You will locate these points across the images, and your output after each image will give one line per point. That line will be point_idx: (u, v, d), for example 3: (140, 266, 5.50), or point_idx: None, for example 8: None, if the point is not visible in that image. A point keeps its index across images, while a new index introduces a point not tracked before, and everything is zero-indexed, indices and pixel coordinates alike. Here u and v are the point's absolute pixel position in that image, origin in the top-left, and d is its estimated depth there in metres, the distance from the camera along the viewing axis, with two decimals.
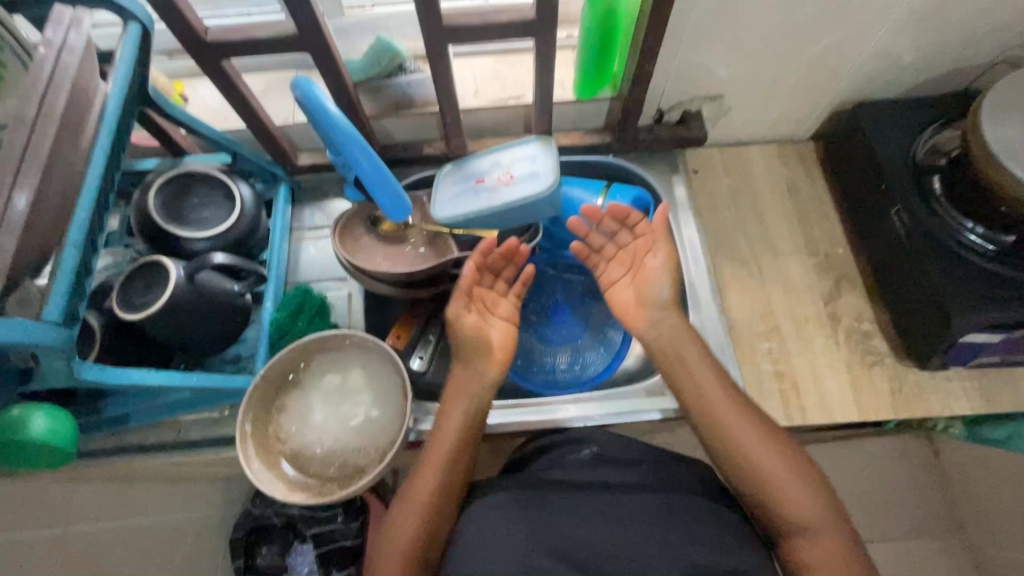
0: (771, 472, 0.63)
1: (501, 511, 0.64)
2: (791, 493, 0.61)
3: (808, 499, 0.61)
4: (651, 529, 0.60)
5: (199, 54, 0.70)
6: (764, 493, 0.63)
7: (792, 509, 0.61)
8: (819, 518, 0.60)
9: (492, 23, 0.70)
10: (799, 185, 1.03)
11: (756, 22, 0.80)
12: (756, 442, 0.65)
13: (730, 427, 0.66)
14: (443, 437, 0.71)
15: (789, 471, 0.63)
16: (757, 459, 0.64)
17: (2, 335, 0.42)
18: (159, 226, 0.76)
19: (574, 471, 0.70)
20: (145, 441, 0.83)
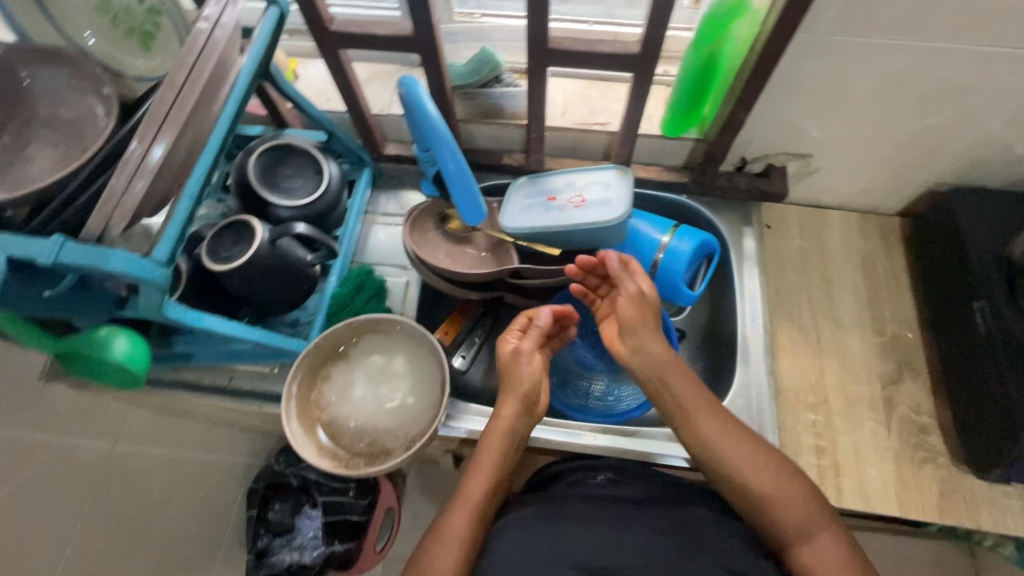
0: (761, 483, 0.66)
1: (527, 523, 0.67)
2: (783, 502, 0.64)
3: (804, 504, 0.64)
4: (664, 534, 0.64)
5: (322, 40, 0.76)
6: (762, 507, 0.65)
7: (785, 518, 0.64)
8: (813, 527, 0.63)
9: (596, 52, 0.72)
10: (874, 259, 0.99)
11: (861, 89, 0.78)
12: (747, 455, 0.68)
13: (718, 443, 0.69)
14: (480, 473, 0.71)
15: (782, 479, 0.66)
16: (738, 466, 0.67)
17: (116, 267, 0.47)
18: (253, 189, 0.82)
19: (589, 489, 0.74)
20: (199, 380, 0.90)
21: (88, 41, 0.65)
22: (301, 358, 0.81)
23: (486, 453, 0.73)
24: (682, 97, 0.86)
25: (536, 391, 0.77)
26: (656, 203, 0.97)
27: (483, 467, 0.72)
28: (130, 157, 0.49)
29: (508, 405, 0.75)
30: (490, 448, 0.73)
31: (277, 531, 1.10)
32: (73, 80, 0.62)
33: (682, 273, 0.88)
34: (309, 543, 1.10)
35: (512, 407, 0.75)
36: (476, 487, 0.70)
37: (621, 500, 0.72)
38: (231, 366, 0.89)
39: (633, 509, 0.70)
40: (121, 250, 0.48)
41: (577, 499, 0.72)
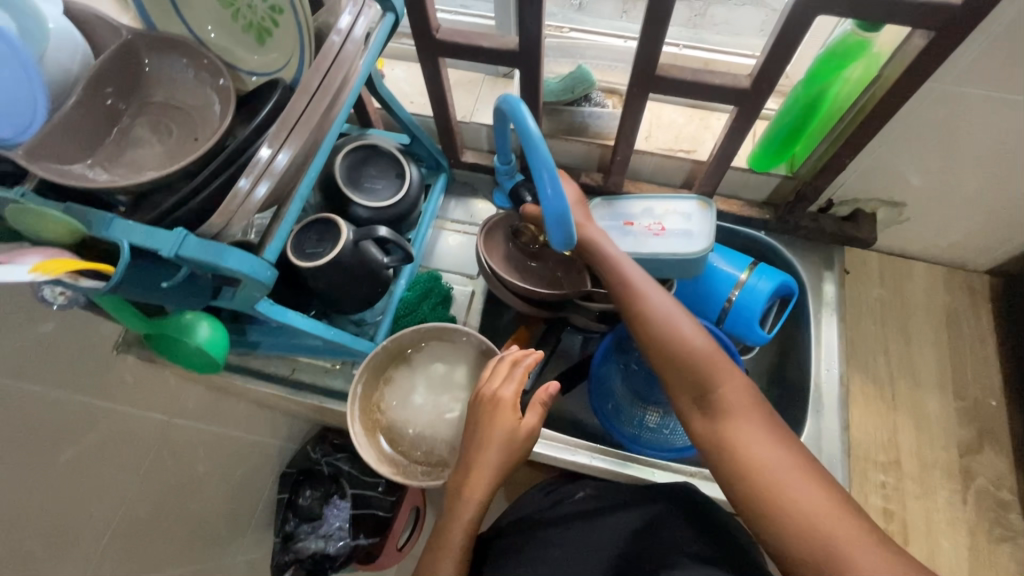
0: (666, 332, 0.64)
1: (509, 549, 0.69)
2: (696, 356, 0.62)
3: (709, 355, 0.62)
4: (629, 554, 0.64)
5: (426, 48, 0.76)
6: (682, 368, 0.62)
7: (703, 378, 0.61)
8: (721, 378, 0.61)
9: (704, 83, 0.70)
10: (960, 318, 0.94)
11: (978, 144, 0.74)
12: (659, 309, 0.66)
13: (638, 304, 0.67)
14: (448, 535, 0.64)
15: (694, 336, 0.63)
16: (652, 320, 0.66)
17: (234, 266, 0.49)
18: (338, 187, 0.83)
19: (565, 508, 0.74)
20: (263, 368, 0.91)
21: (210, 34, 0.67)
22: (368, 359, 0.81)
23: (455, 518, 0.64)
24: (779, 133, 0.84)
25: (512, 450, 0.65)
26: (733, 238, 0.94)
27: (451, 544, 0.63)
28: (257, 161, 0.49)
29: (478, 483, 0.64)
30: (462, 515, 0.64)
31: (304, 518, 1.15)
32: (193, 69, 0.63)
33: (757, 313, 0.85)
34: (335, 534, 1.14)
35: (491, 464, 0.64)
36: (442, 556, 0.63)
37: (592, 515, 0.72)
38: (295, 358, 0.90)
39: (605, 522, 0.69)
40: (238, 250, 0.49)
41: (552, 518, 0.73)
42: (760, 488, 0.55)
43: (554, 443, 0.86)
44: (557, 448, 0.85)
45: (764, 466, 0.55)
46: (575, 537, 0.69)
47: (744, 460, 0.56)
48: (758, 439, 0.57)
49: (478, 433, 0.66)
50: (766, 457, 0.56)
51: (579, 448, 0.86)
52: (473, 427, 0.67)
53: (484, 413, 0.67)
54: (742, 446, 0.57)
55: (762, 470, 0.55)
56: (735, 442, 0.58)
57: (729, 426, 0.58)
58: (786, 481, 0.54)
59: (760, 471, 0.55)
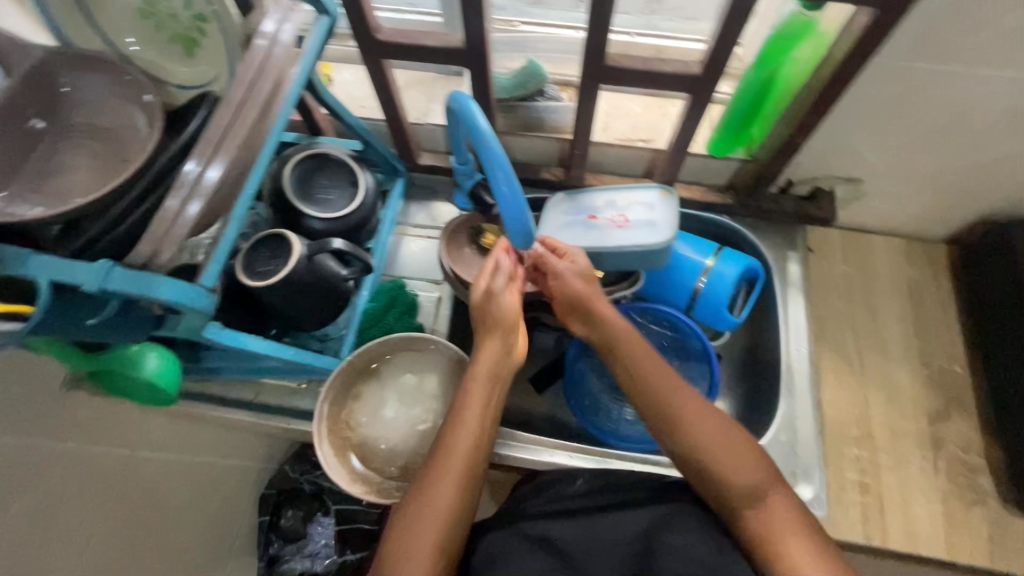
0: (706, 438, 0.64)
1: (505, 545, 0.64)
2: (725, 450, 0.63)
3: (750, 463, 0.62)
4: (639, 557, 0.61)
5: (368, 50, 0.73)
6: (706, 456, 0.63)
7: (737, 475, 0.62)
8: (770, 488, 0.61)
9: (654, 71, 0.69)
10: (922, 289, 0.96)
11: (926, 117, 0.75)
12: (698, 414, 0.66)
13: (663, 397, 0.67)
14: (423, 516, 0.59)
15: (724, 434, 0.64)
16: (692, 426, 0.65)
17: (168, 295, 0.45)
18: (288, 200, 0.79)
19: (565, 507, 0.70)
20: (225, 395, 0.87)
21: (131, 47, 0.62)
22: (332, 376, 0.79)
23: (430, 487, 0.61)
24: (734, 117, 0.83)
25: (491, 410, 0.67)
26: (698, 224, 0.94)
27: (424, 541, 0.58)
28: (183, 178, 0.47)
29: (453, 462, 0.62)
30: (442, 489, 0.61)
31: (288, 539, 1.11)
32: (115, 86, 0.59)
33: (724, 299, 0.85)
34: (320, 551, 1.11)
35: (476, 425, 0.65)
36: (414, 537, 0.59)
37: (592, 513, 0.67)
38: (258, 381, 0.86)
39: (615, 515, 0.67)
40: (171, 278, 0.46)
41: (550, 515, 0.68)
42: None
43: (532, 445, 0.84)
44: (536, 450, 0.84)
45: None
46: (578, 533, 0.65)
47: (778, 549, 0.57)
48: (794, 533, 0.58)
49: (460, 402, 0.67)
50: (802, 548, 0.57)
51: (557, 449, 0.84)
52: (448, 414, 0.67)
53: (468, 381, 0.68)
54: (788, 555, 0.57)
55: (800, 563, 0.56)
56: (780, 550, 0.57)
57: (776, 533, 0.59)
58: None
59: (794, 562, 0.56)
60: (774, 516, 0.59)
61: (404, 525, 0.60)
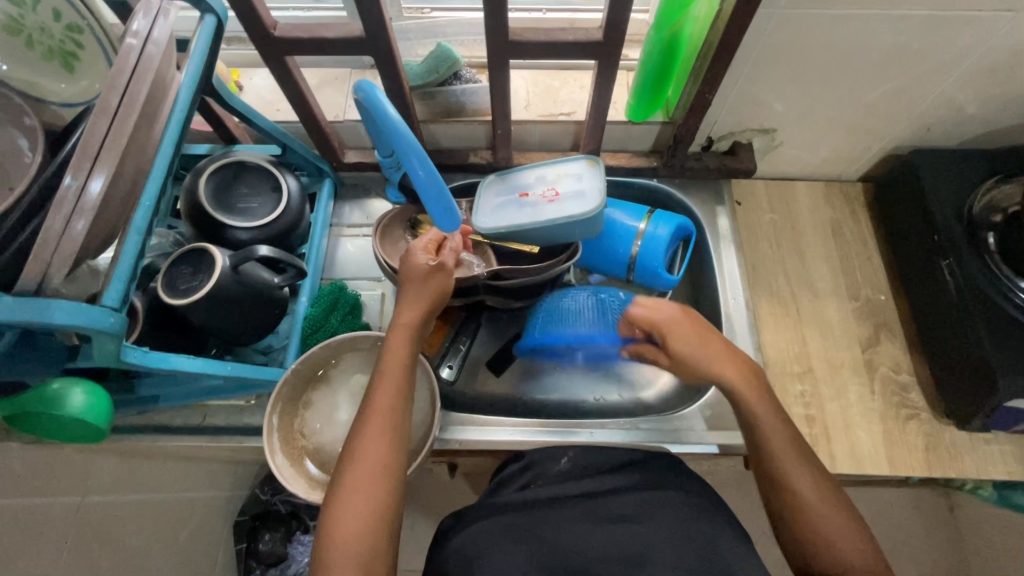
0: (796, 468, 0.64)
1: (487, 540, 0.64)
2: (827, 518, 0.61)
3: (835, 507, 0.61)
4: (636, 533, 0.63)
5: (266, 47, 0.70)
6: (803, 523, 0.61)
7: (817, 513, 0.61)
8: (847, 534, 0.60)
9: (557, 41, 0.69)
10: (843, 228, 1.01)
11: (820, 61, 0.79)
12: (784, 448, 0.65)
13: (776, 452, 0.65)
14: (358, 490, 0.59)
15: (820, 488, 0.63)
16: (784, 459, 0.65)
17: (63, 320, 0.43)
18: (207, 213, 0.76)
19: (548, 489, 0.71)
20: (171, 422, 0.84)
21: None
22: (278, 388, 0.77)
23: (353, 483, 0.59)
24: (647, 79, 0.85)
25: (401, 409, 0.65)
26: (628, 189, 0.96)
27: (357, 501, 0.58)
28: (64, 195, 0.44)
29: (376, 428, 0.62)
30: (371, 449, 0.61)
31: (269, 563, 1.09)
32: None
33: (662, 259, 0.87)
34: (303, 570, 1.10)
35: (389, 412, 0.64)
36: (346, 538, 0.56)
37: (583, 498, 0.69)
38: (203, 403, 0.84)
39: (608, 501, 0.68)
40: (65, 301, 0.43)
41: (537, 502, 0.69)
42: None
43: (490, 426, 0.85)
44: (497, 430, 0.85)
45: None
46: (572, 520, 0.66)
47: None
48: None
49: (367, 407, 0.64)
50: None
51: (516, 427, 0.85)
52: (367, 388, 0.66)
53: (375, 387, 0.66)
54: None
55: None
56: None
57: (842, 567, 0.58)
58: None
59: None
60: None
61: (337, 526, 0.57)
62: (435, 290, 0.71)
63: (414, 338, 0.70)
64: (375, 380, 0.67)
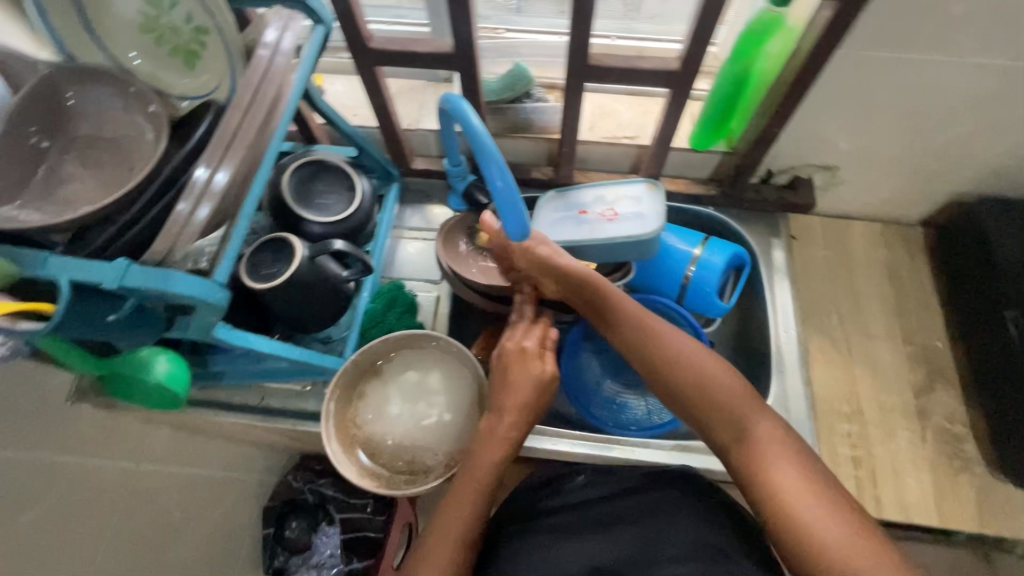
0: (678, 351, 0.68)
1: (511, 548, 0.70)
2: (700, 379, 0.66)
3: (724, 387, 0.65)
4: (645, 534, 0.68)
5: (361, 57, 0.76)
6: (703, 403, 0.65)
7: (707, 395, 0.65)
8: (743, 414, 0.64)
9: (635, 69, 0.72)
10: (901, 271, 1.00)
11: (892, 104, 0.80)
12: (676, 338, 0.68)
13: (655, 342, 0.69)
14: (450, 521, 0.66)
15: (713, 368, 0.66)
16: (669, 346, 0.68)
17: (178, 288, 0.47)
18: (288, 205, 0.81)
19: (567, 495, 0.75)
20: (231, 400, 0.89)
21: (134, 61, 0.65)
22: (337, 376, 0.80)
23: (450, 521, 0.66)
24: (714, 110, 0.86)
25: (491, 485, 0.69)
26: (685, 216, 0.98)
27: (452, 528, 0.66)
28: (194, 182, 0.50)
29: (477, 473, 0.69)
30: (471, 490, 0.68)
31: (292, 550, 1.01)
32: (120, 97, 0.61)
33: (715, 286, 0.88)
34: (326, 562, 1.01)
35: (491, 461, 0.69)
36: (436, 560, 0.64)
37: (604, 506, 0.72)
38: (263, 385, 0.88)
39: (611, 508, 0.72)
40: (182, 273, 0.48)
41: (556, 508, 0.74)
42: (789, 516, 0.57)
43: (534, 435, 0.86)
44: (540, 439, 0.86)
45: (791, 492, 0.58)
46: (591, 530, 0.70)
47: (766, 481, 0.60)
48: (782, 461, 0.60)
49: (469, 461, 0.70)
50: (792, 481, 0.59)
51: (560, 438, 0.86)
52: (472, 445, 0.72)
53: (477, 447, 0.71)
54: (775, 478, 0.60)
55: (794, 495, 0.58)
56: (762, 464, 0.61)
57: (758, 453, 0.61)
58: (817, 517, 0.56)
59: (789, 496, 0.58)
60: (774, 461, 0.60)
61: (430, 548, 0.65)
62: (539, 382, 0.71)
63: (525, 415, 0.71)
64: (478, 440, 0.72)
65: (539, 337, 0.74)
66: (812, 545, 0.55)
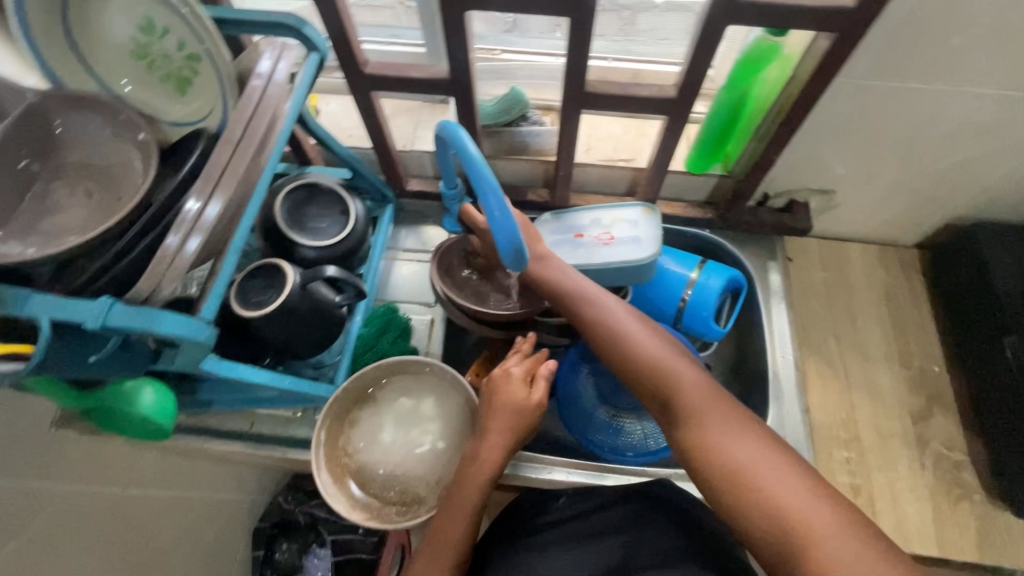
0: (610, 317, 0.67)
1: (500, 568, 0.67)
2: (628, 341, 0.64)
3: (652, 350, 0.63)
4: (622, 549, 0.66)
5: (356, 82, 0.75)
6: (635, 371, 0.63)
7: (638, 359, 0.63)
8: (675, 372, 0.61)
9: (631, 96, 0.72)
10: (897, 294, 0.99)
11: (890, 131, 0.80)
12: (606, 304, 0.68)
13: (585, 309, 0.69)
14: (435, 553, 0.64)
15: (643, 333, 0.65)
16: (602, 312, 0.68)
17: (165, 328, 0.46)
18: (281, 229, 0.80)
19: (552, 516, 0.72)
20: (220, 426, 0.87)
21: (125, 88, 0.64)
22: (329, 404, 0.79)
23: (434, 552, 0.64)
24: (711, 134, 0.87)
25: (476, 515, 0.67)
26: (680, 239, 0.97)
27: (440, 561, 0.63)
28: (185, 216, 0.48)
29: (462, 503, 0.67)
30: (456, 522, 0.66)
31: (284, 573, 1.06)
32: (111, 126, 0.60)
33: (711, 309, 0.87)
34: None
35: (474, 490, 0.67)
36: None
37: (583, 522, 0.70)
38: (253, 411, 0.86)
39: (598, 530, 0.69)
40: (169, 312, 0.47)
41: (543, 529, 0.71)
42: (732, 474, 0.53)
43: (529, 463, 0.85)
44: (534, 466, 0.84)
45: (728, 449, 0.54)
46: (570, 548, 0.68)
47: (703, 442, 0.56)
48: (722, 429, 0.56)
49: (451, 491, 0.69)
50: (725, 436, 0.55)
51: (554, 465, 0.85)
52: (457, 475, 0.70)
53: (462, 473, 0.69)
54: (712, 439, 0.55)
55: (737, 463, 0.53)
56: (699, 426, 0.57)
57: (693, 416, 0.58)
58: (765, 476, 0.52)
59: (738, 479, 0.52)
60: (703, 415, 0.57)
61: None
62: (527, 419, 0.71)
63: (512, 436, 0.70)
64: (463, 467, 0.70)
65: (526, 364, 0.75)
66: (758, 504, 0.51)
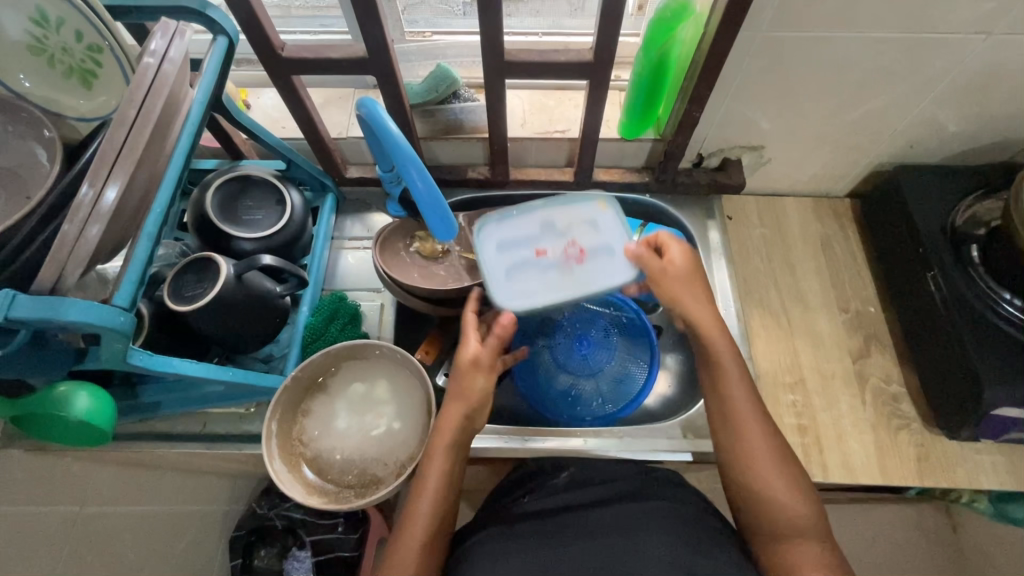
0: (750, 421, 0.67)
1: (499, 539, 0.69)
2: (760, 450, 0.65)
3: (784, 476, 0.64)
4: (613, 518, 0.69)
5: (273, 67, 0.74)
6: (747, 474, 0.65)
7: (763, 476, 0.64)
8: (791, 503, 0.63)
9: (550, 62, 0.73)
10: (832, 242, 1.03)
11: (801, 82, 0.83)
12: (745, 407, 0.68)
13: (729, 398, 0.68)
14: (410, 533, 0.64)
15: (778, 454, 0.65)
16: (741, 417, 0.67)
17: (76, 315, 0.45)
18: (213, 223, 0.79)
19: (551, 499, 0.75)
20: (171, 429, 0.86)
21: (24, 84, 0.62)
22: (278, 395, 0.78)
23: (409, 528, 0.65)
24: (638, 98, 0.88)
25: (445, 490, 0.67)
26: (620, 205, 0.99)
27: (417, 532, 0.65)
28: (80, 201, 0.47)
29: (433, 478, 0.67)
30: (424, 499, 0.66)
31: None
32: (11, 124, 0.58)
33: None
34: None
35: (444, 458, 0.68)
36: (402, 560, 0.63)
37: (582, 507, 0.73)
38: (203, 411, 0.85)
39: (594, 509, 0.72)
40: (78, 299, 0.46)
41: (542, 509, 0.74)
42: None
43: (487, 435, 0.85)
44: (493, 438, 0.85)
45: None
46: (564, 523, 0.70)
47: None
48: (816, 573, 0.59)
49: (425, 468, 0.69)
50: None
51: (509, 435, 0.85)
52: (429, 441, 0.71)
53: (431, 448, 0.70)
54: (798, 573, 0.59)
55: None
56: (790, 555, 0.61)
57: (790, 546, 0.61)
58: None
59: None
60: (806, 552, 0.60)
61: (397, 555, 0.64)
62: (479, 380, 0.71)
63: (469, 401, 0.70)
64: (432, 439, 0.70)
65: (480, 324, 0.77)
66: None
